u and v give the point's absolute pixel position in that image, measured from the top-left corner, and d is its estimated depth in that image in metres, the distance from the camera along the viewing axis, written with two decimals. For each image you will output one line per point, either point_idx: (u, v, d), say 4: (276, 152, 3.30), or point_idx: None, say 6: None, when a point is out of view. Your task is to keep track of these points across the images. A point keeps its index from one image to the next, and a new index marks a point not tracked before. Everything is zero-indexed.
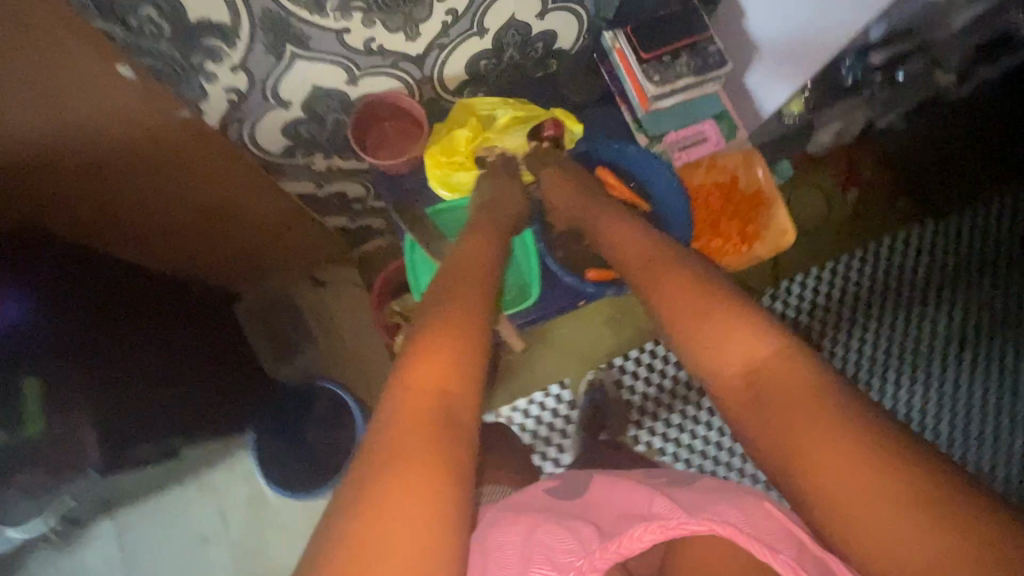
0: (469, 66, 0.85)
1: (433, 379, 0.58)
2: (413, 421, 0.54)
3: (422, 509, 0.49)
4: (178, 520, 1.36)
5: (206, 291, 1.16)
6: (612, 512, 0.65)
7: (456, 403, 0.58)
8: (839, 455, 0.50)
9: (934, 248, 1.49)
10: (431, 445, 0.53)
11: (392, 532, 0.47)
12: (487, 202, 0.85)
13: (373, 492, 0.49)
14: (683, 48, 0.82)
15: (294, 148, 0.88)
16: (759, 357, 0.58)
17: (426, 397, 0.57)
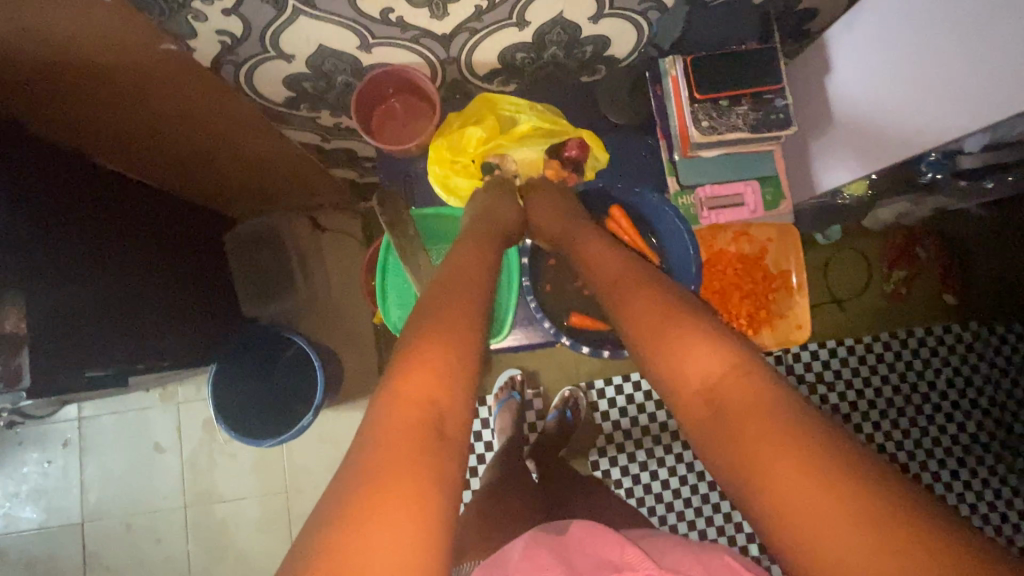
0: (502, 57, 0.76)
1: (422, 394, 0.57)
2: (401, 436, 0.53)
3: (407, 523, 0.48)
4: (138, 426, 1.40)
5: (198, 215, 1.13)
6: (584, 558, 0.64)
7: (448, 419, 0.57)
8: (842, 556, 0.44)
9: (966, 351, 1.38)
10: (416, 459, 0.53)
11: (366, 539, 0.47)
12: (479, 213, 0.81)
13: (359, 510, 0.49)
14: (747, 95, 0.72)
15: (298, 100, 0.81)
16: (738, 465, 0.52)
17: (417, 408, 0.56)
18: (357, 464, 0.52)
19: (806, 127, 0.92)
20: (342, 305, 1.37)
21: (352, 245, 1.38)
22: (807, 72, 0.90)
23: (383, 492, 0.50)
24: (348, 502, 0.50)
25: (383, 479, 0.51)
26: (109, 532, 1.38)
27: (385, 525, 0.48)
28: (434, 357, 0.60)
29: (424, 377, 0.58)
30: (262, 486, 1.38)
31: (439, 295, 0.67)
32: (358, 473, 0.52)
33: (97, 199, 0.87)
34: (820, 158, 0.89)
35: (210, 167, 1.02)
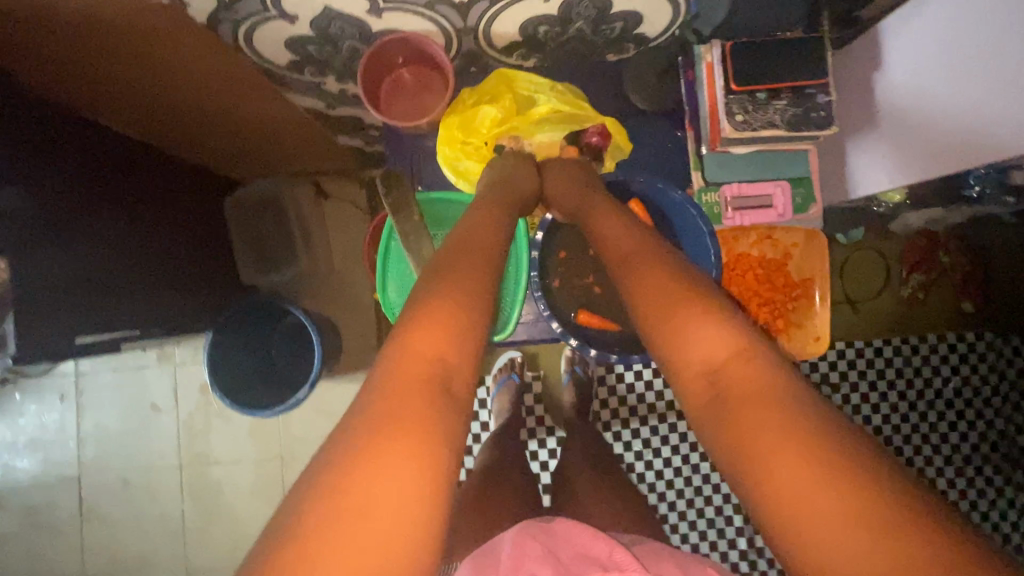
0: (524, 30, 0.70)
1: (433, 349, 0.56)
2: (407, 391, 0.53)
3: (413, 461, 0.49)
4: (135, 385, 1.39)
5: (197, 177, 1.08)
6: (570, 548, 0.63)
7: (455, 371, 0.56)
8: None
9: (978, 361, 1.35)
10: (425, 406, 0.53)
11: (370, 480, 0.48)
12: (490, 180, 0.77)
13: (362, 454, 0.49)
14: (787, 87, 0.69)
15: (301, 64, 0.76)
16: (745, 490, 0.50)
17: (423, 363, 0.55)
18: (358, 442, 0.50)
19: (850, 125, 0.88)
20: (339, 274, 1.34)
21: (353, 213, 1.34)
22: (857, 64, 0.84)
23: (388, 441, 0.50)
24: (337, 503, 0.46)
25: (388, 428, 0.50)
26: (106, 486, 1.40)
27: (387, 468, 0.48)
28: (446, 309, 0.59)
29: (435, 332, 0.57)
30: (257, 451, 1.38)
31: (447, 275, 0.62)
32: (352, 456, 0.49)
33: (87, 160, 0.82)
34: (862, 160, 0.86)
35: (211, 128, 0.97)
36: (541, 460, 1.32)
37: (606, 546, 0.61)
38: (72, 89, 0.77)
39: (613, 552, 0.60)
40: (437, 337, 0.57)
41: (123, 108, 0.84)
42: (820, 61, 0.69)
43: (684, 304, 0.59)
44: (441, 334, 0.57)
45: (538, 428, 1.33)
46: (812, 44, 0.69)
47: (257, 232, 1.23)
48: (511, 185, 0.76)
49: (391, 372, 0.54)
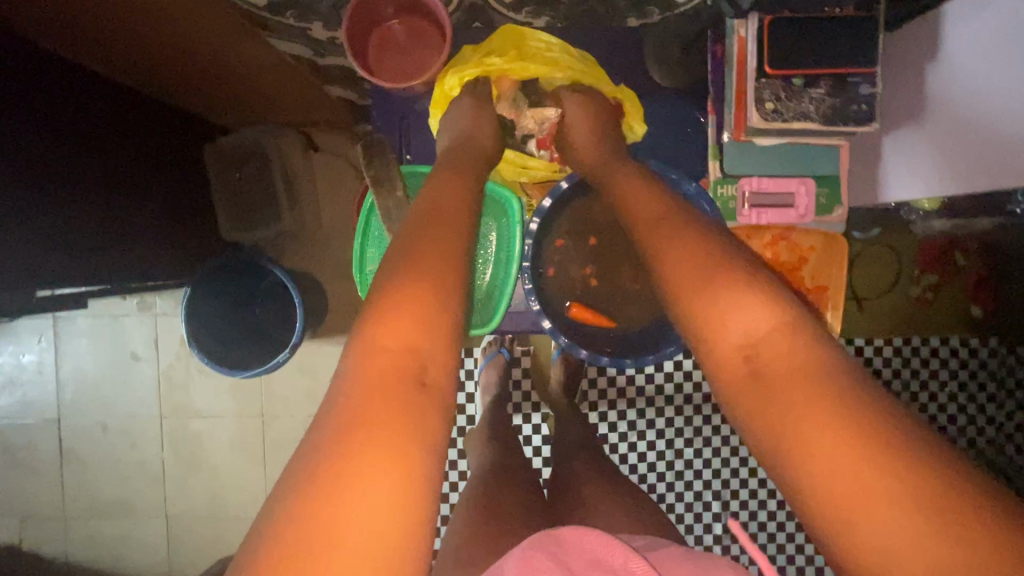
0: None
1: (404, 342, 0.51)
2: (376, 394, 0.48)
3: (389, 474, 0.46)
4: (113, 334, 1.36)
5: (175, 121, 1.00)
6: (580, 556, 0.56)
7: (430, 362, 0.51)
8: None
9: (978, 367, 1.34)
10: (395, 406, 0.48)
11: (343, 494, 0.44)
12: (457, 134, 0.69)
13: (331, 468, 0.45)
14: (827, 76, 0.63)
15: (282, 7, 0.67)
16: None
17: (392, 358, 0.50)
18: (327, 451, 0.46)
19: (891, 122, 0.83)
20: (329, 232, 1.28)
21: (347, 169, 1.27)
22: (912, 51, 0.78)
23: (359, 446, 0.46)
24: (305, 515, 0.44)
25: (355, 434, 0.46)
26: (86, 431, 1.38)
27: (360, 481, 0.45)
28: (418, 296, 0.53)
29: (408, 323, 0.52)
30: (238, 407, 1.37)
31: (418, 258, 0.55)
32: (321, 465, 0.46)
33: (48, 100, 0.75)
34: (894, 160, 0.82)
35: (188, 70, 0.88)
36: (525, 435, 1.31)
37: (619, 552, 0.56)
38: (24, 21, 0.68)
39: (629, 562, 0.54)
40: (409, 328, 0.52)
41: (89, 47, 0.76)
42: (864, 45, 0.61)
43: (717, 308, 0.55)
44: (413, 324, 0.52)
45: (524, 403, 1.30)
46: (858, 24, 0.61)
47: (237, 185, 1.16)
48: (477, 138, 0.69)
49: (361, 367, 0.50)
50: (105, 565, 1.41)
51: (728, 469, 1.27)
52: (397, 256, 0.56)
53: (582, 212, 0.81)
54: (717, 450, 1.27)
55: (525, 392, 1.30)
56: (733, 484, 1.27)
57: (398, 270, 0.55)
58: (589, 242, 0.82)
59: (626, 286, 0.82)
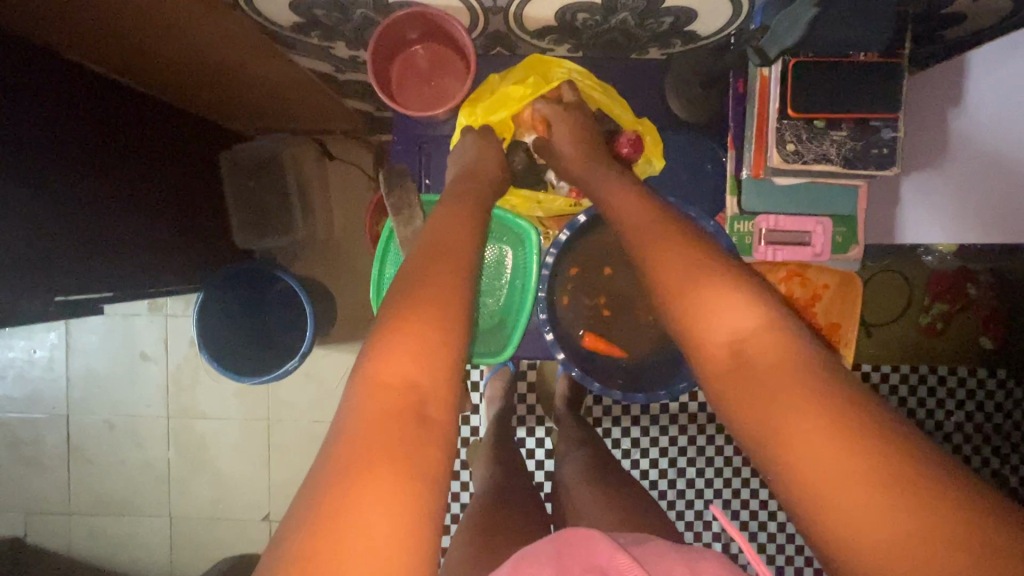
0: (560, 15, 0.63)
1: (409, 375, 0.52)
2: (383, 424, 0.49)
3: (394, 507, 0.46)
4: (123, 334, 1.37)
5: (195, 128, 1.02)
6: (583, 560, 0.56)
7: (432, 396, 0.52)
8: None
9: (985, 398, 1.33)
10: (398, 439, 0.49)
11: (347, 524, 0.45)
12: (478, 159, 0.70)
13: (339, 498, 0.46)
14: (849, 119, 0.63)
15: (307, 29, 0.68)
16: None
17: (399, 393, 0.51)
18: (336, 481, 0.47)
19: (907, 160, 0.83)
20: (341, 240, 1.29)
21: (361, 178, 1.29)
22: (940, 97, 0.77)
23: (363, 482, 0.47)
24: (306, 553, 0.44)
25: (360, 466, 0.47)
26: (92, 428, 1.40)
27: (364, 512, 0.45)
28: (428, 329, 0.54)
29: (413, 356, 0.53)
30: (244, 411, 1.37)
31: (433, 287, 0.55)
32: (327, 504, 0.46)
33: (70, 109, 0.76)
34: (913, 198, 0.83)
35: (209, 81, 0.90)
36: (529, 449, 1.31)
37: (606, 547, 0.56)
38: (52, 33, 0.69)
39: (615, 558, 0.55)
40: (413, 361, 0.52)
41: (114, 57, 0.77)
42: (888, 88, 0.61)
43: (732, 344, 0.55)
44: (415, 357, 0.52)
45: (528, 416, 1.31)
46: (882, 67, 0.61)
47: (252, 196, 1.17)
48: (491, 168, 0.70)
49: (367, 400, 0.51)
50: (107, 561, 1.42)
51: (730, 490, 1.27)
52: (415, 286, 0.57)
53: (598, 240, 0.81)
54: (720, 470, 1.27)
55: (530, 405, 1.31)
56: (733, 505, 1.28)
57: (414, 299, 0.56)
58: (603, 271, 0.82)
59: (637, 313, 0.83)
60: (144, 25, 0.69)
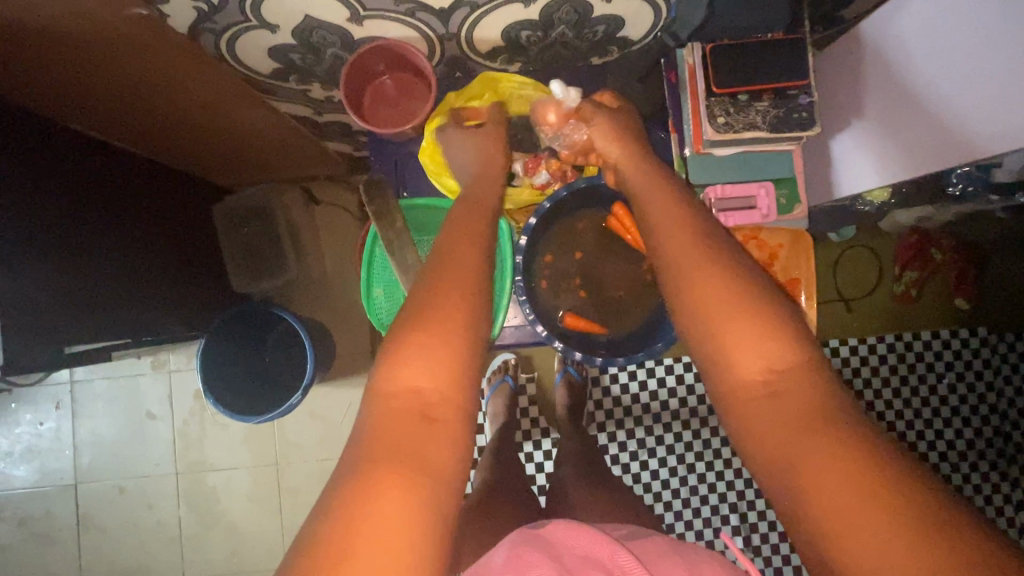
0: (506, 35, 0.72)
1: (415, 382, 0.55)
2: (397, 427, 0.54)
3: (403, 504, 0.50)
4: (130, 394, 1.40)
5: (192, 183, 1.10)
6: (573, 554, 0.59)
7: (436, 400, 0.56)
8: None
9: (973, 356, 1.35)
10: (410, 443, 0.53)
11: (361, 512, 0.49)
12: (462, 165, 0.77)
13: (354, 494, 0.50)
14: (767, 91, 0.71)
15: (285, 72, 0.78)
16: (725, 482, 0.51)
17: (406, 399, 0.55)
18: (353, 478, 0.51)
19: (829, 123, 0.91)
20: (332, 278, 1.35)
21: (347, 219, 1.36)
22: (844, 64, 0.86)
23: (376, 482, 0.50)
24: (324, 544, 0.47)
25: (376, 464, 0.52)
26: (101, 494, 1.40)
27: (377, 502, 0.49)
28: (432, 343, 0.57)
29: (415, 364, 0.56)
30: (253, 458, 1.38)
31: (429, 290, 0.59)
32: (342, 503, 0.49)
33: (80, 171, 0.84)
34: (841, 158, 0.89)
35: (205, 140, 0.98)
36: (537, 463, 1.31)
37: (609, 547, 0.58)
38: (64, 104, 0.78)
39: (618, 556, 0.57)
40: (415, 369, 0.56)
41: (120, 122, 0.86)
42: (797, 62, 0.70)
43: (689, 291, 0.61)
44: (420, 366, 0.56)
45: (533, 430, 1.33)
46: (788, 45, 0.70)
47: (246, 241, 1.24)
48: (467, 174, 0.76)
49: (375, 410, 0.55)
50: None
51: (740, 481, 1.29)
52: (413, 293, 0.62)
53: (567, 232, 0.89)
54: (728, 462, 1.29)
55: (533, 418, 1.33)
56: (747, 496, 1.28)
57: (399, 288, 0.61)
58: (576, 258, 0.89)
59: (614, 296, 0.89)
60: (145, 90, 0.78)
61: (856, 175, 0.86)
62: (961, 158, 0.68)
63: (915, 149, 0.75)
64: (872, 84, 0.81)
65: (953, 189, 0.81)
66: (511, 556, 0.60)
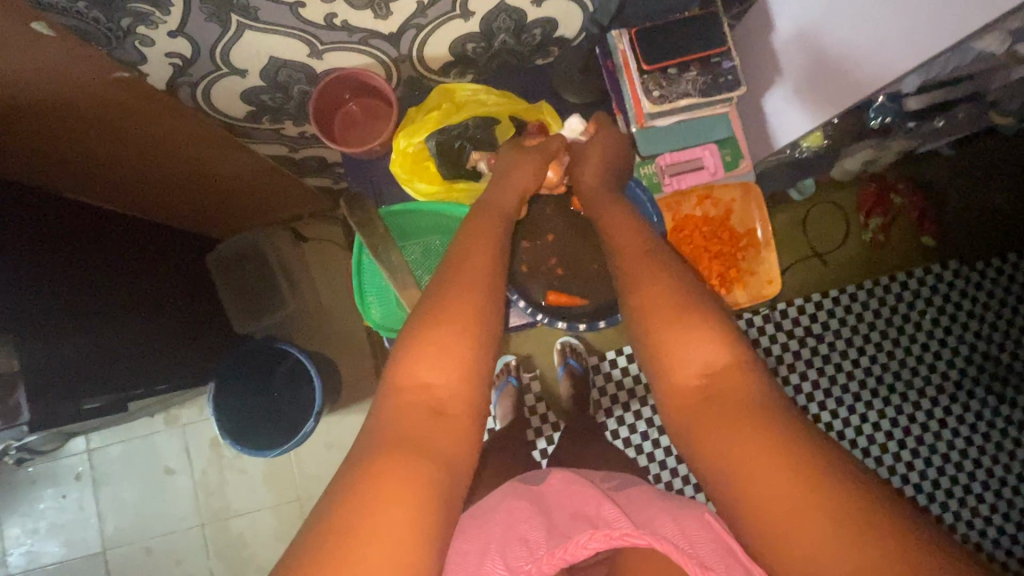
0: (454, 49, 0.79)
1: (432, 377, 0.59)
2: (410, 419, 0.57)
3: (412, 480, 0.53)
4: (147, 453, 1.42)
5: (179, 234, 1.14)
6: (567, 511, 0.63)
7: (445, 395, 0.59)
8: (792, 468, 0.49)
9: (950, 289, 1.38)
10: (426, 431, 0.57)
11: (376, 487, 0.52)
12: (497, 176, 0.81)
13: (364, 473, 0.53)
14: (694, 63, 0.79)
15: (258, 113, 0.85)
16: (710, 393, 0.57)
17: (420, 396, 0.59)
18: (365, 460, 0.54)
19: (756, 89, 0.99)
20: (329, 308, 1.39)
21: (336, 251, 1.42)
22: (757, 32, 0.94)
23: (382, 465, 0.54)
24: (339, 519, 0.50)
25: (394, 447, 0.55)
26: (130, 558, 1.41)
27: (390, 476, 0.53)
28: (450, 343, 0.60)
29: (428, 361, 0.60)
30: (275, 497, 1.41)
31: (453, 289, 0.63)
32: (351, 479, 0.53)
33: (73, 232, 0.87)
34: (773, 117, 0.96)
35: (187, 191, 1.03)
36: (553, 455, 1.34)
37: (596, 504, 0.62)
38: (51, 169, 0.82)
39: (603, 510, 0.60)
40: (429, 364, 0.60)
41: (105, 181, 0.90)
42: (716, 33, 0.78)
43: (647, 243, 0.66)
44: (432, 364, 0.59)
45: (543, 426, 1.36)
46: (705, 20, 0.78)
47: (241, 285, 1.28)
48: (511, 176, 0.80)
49: (392, 400, 0.59)
50: None
51: None
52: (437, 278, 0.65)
53: (538, 220, 0.96)
54: None
55: (542, 415, 1.37)
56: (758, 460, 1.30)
57: (430, 295, 0.63)
58: (550, 241, 0.96)
59: (592, 272, 0.95)
60: (129, 146, 0.83)
61: (789, 129, 0.93)
62: (877, 83, 0.74)
63: (836, 99, 0.82)
64: (784, 46, 0.89)
65: (874, 124, 0.91)
66: (495, 521, 0.64)
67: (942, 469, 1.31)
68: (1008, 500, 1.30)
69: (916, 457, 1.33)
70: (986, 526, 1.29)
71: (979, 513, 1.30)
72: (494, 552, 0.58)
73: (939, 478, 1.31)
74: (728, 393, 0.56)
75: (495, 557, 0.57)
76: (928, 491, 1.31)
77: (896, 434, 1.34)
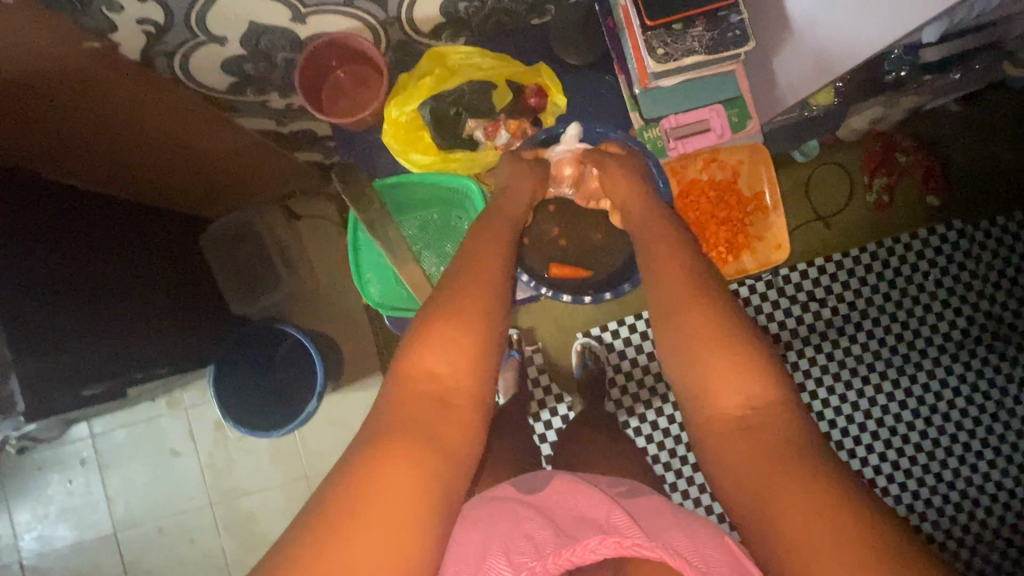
0: (445, 9, 0.76)
1: (438, 364, 0.58)
2: (412, 405, 0.56)
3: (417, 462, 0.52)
4: (152, 437, 1.42)
5: (167, 213, 1.11)
6: (569, 514, 0.62)
7: (442, 380, 0.58)
8: None
9: (954, 249, 1.36)
10: (431, 419, 0.56)
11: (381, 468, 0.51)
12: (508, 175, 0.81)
13: (368, 457, 0.52)
14: (698, 17, 0.75)
15: (242, 84, 0.81)
16: None
17: (424, 382, 0.58)
18: (369, 443, 0.53)
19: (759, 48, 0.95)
20: (328, 285, 1.37)
21: (330, 228, 1.38)
22: None
23: (381, 452, 0.53)
24: (344, 502, 0.49)
25: (398, 431, 0.54)
26: (143, 540, 1.42)
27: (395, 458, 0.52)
28: (453, 328, 0.60)
29: (432, 345, 0.59)
30: (282, 475, 1.41)
31: (461, 281, 0.64)
32: (354, 464, 0.52)
33: (57, 216, 0.84)
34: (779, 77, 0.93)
35: (173, 170, 0.99)
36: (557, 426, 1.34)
37: (605, 511, 0.61)
38: (27, 149, 0.78)
39: (612, 517, 0.60)
40: (433, 351, 0.59)
41: (85, 161, 0.86)
42: None
43: None
44: (438, 351, 0.59)
45: (547, 398, 1.35)
46: None
47: (233, 260, 1.26)
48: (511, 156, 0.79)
49: (397, 387, 0.58)
50: None
51: None
52: None
53: None
54: None
55: (545, 387, 1.36)
56: None
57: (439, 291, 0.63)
58: (552, 210, 0.93)
59: (594, 242, 0.93)
60: (109, 125, 0.79)
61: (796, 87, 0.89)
62: (895, 31, 0.70)
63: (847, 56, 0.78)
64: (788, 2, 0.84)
65: (890, 78, 0.90)
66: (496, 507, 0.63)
67: (942, 429, 1.32)
68: (1007, 456, 1.31)
69: (918, 417, 1.33)
70: (985, 482, 1.31)
71: (979, 470, 1.31)
72: (496, 550, 0.56)
73: (939, 437, 1.32)
74: (775, 414, 0.57)
75: (505, 550, 0.56)
76: (930, 449, 1.32)
77: (898, 396, 1.34)
